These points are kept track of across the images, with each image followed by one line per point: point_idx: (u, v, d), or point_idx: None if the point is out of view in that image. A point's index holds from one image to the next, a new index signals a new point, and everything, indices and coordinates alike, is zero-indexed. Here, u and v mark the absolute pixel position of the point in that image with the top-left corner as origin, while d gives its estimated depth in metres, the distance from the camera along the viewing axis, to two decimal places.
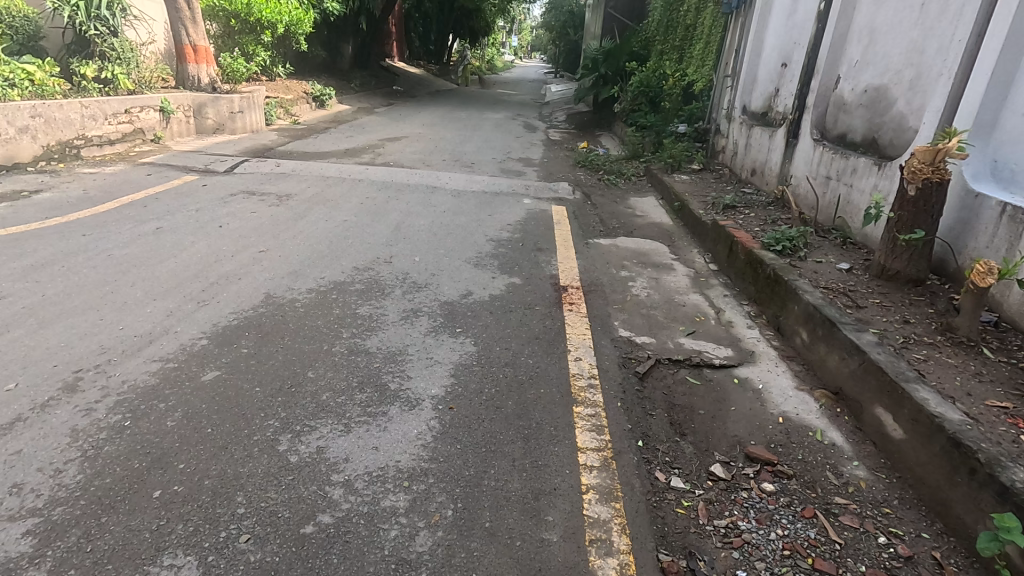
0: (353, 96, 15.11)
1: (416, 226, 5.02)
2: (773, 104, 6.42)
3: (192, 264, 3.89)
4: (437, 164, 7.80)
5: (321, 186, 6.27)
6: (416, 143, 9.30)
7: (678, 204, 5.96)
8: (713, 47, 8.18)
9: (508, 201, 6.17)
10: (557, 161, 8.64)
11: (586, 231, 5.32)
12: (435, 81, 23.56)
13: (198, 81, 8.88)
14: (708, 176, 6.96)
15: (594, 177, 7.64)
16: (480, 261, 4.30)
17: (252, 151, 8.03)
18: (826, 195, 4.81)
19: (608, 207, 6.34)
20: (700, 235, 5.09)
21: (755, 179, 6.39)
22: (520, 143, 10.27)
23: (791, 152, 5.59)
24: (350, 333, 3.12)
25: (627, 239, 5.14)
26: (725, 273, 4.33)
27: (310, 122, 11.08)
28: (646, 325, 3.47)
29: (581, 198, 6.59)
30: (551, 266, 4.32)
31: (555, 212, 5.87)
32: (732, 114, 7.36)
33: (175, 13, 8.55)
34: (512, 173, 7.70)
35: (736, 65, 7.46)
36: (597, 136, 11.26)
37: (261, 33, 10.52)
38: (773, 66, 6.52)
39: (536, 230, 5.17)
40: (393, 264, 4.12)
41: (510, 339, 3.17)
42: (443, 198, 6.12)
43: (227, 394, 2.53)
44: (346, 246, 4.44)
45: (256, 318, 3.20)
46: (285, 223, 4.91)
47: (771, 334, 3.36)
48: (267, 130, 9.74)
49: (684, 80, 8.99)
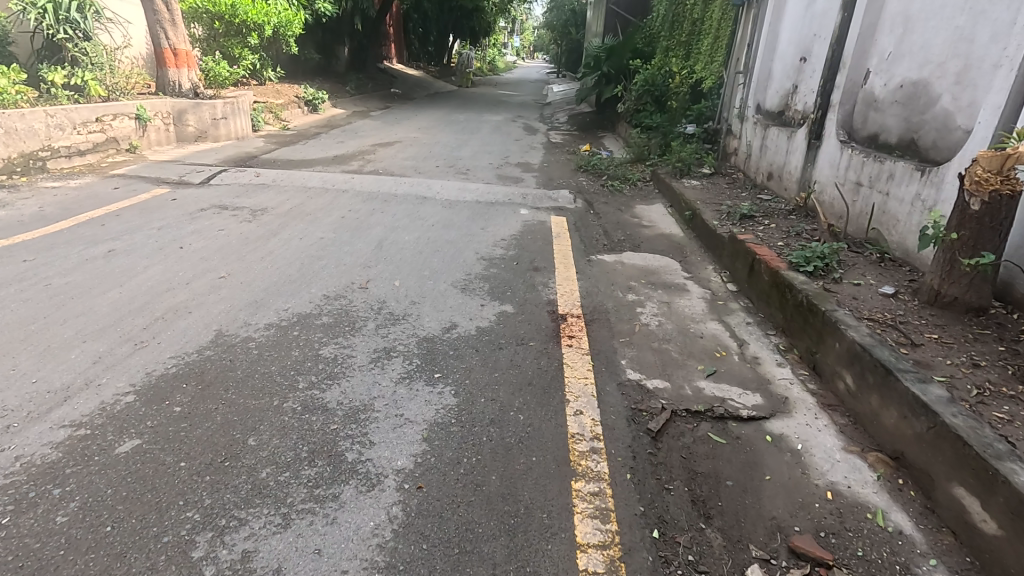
0: (348, 99, 14.65)
1: (400, 244, 4.53)
2: (790, 102, 5.89)
3: (138, 294, 3.42)
4: (429, 171, 7.33)
5: (301, 198, 5.80)
6: (409, 149, 8.83)
7: (689, 213, 5.44)
8: (722, 42, 7.66)
9: (503, 212, 5.67)
10: (557, 166, 8.14)
11: (588, 245, 4.82)
12: (435, 82, 23.12)
13: (178, 86, 8.45)
14: (720, 181, 6.44)
15: (597, 183, 7.13)
16: (467, 285, 3.81)
17: (234, 160, 7.58)
18: (857, 204, 4.29)
19: (611, 217, 5.83)
20: (715, 249, 4.57)
21: (772, 184, 5.87)
22: (520, 146, 9.79)
23: (814, 154, 5.07)
24: (308, 382, 2.64)
25: (633, 255, 4.63)
26: (746, 294, 3.82)
27: (300, 128, 10.63)
28: (658, 364, 2.96)
29: (582, 207, 6.08)
30: (548, 289, 3.82)
31: (555, 223, 5.37)
32: (745, 114, 6.83)
33: (153, 15, 8.12)
34: (509, 179, 7.21)
35: (748, 61, 6.94)
36: (601, 138, 10.76)
37: (247, 35, 10.09)
38: (790, 60, 5.99)
39: (532, 245, 4.68)
40: (369, 290, 3.64)
41: (498, 387, 2.67)
42: (433, 208, 5.63)
43: (143, 472, 2.06)
44: (319, 268, 3.96)
45: (199, 364, 2.73)
46: (254, 242, 4.43)
47: (806, 375, 2.85)
48: (254, 136, 9.30)
49: (691, 78, 8.48)
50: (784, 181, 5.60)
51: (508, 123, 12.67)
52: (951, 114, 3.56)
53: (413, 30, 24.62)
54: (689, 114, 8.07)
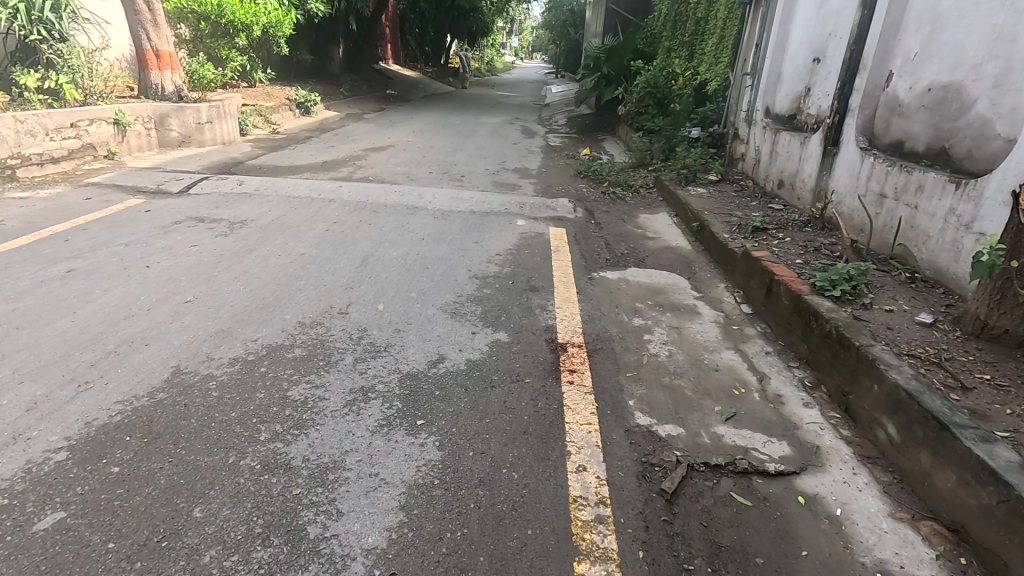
0: (342, 101, 14.31)
1: (386, 260, 4.20)
2: (803, 106, 5.57)
3: (91, 322, 3.08)
4: (422, 178, 6.99)
5: (284, 208, 5.46)
6: (402, 154, 8.50)
7: (697, 224, 5.11)
8: (728, 42, 7.33)
9: (499, 222, 5.34)
10: (556, 172, 7.80)
11: (589, 261, 4.49)
12: (432, 84, 22.78)
13: (161, 89, 8.11)
14: (728, 188, 6.11)
15: (598, 191, 6.79)
16: (457, 309, 3.47)
17: (218, 166, 7.25)
18: (881, 216, 3.96)
19: (614, 227, 5.50)
20: (727, 265, 4.24)
21: (784, 192, 5.55)
22: (517, 150, 9.46)
23: (830, 162, 4.74)
24: (272, 432, 2.30)
25: (637, 272, 4.30)
26: (763, 318, 3.49)
27: (290, 132, 10.30)
28: (670, 404, 2.63)
29: (583, 217, 5.75)
30: (546, 314, 3.48)
31: (553, 235, 5.04)
32: (753, 117, 6.51)
33: (133, 15, 7.78)
34: (506, 186, 6.88)
35: (756, 62, 6.62)
36: (601, 142, 10.43)
37: (235, 36, 9.75)
38: (802, 62, 5.67)
39: (530, 260, 4.35)
40: (348, 316, 3.31)
41: (490, 436, 2.34)
42: (424, 219, 5.30)
43: (61, 558, 1.72)
44: (296, 289, 3.63)
45: (149, 410, 2.39)
46: (228, 259, 4.10)
47: (838, 418, 2.52)
48: (241, 141, 8.98)
49: (695, 80, 8.15)
50: (797, 190, 5.28)
51: (506, 126, 12.33)
52: (990, 121, 3.24)
53: (409, 30, 24.27)
54: (693, 117, 7.74)
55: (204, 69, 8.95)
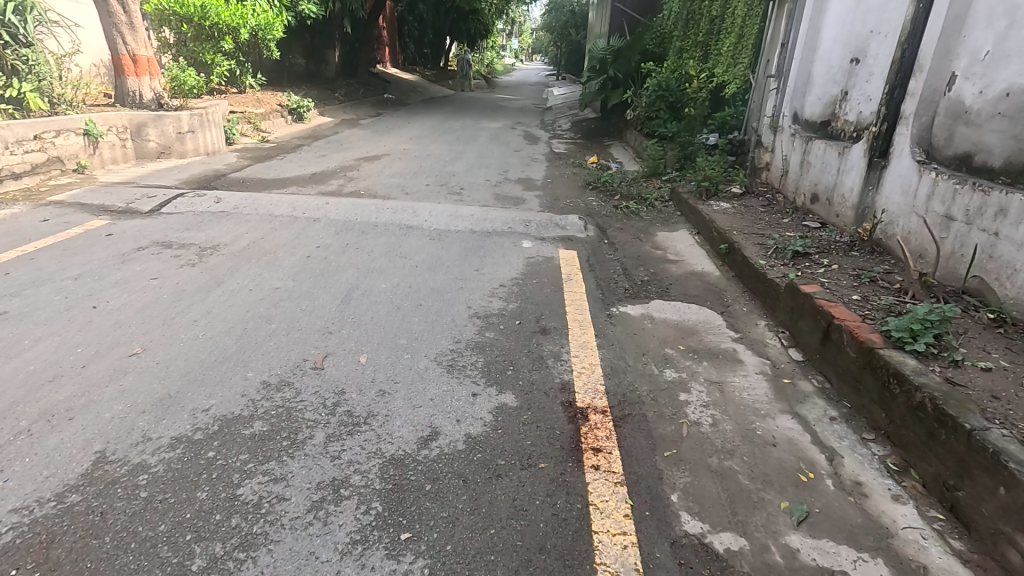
0: (336, 106, 13.78)
1: (373, 295, 3.65)
2: (840, 111, 5.00)
3: (9, 386, 2.53)
4: (418, 192, 6.43)
5: (263, 229, 4.92)
6: (396, 164, 7.94)
7: (725, 246, 4.55)
8: (748, 41, 6.77)
9: (502, 245, 4.78)
10: (563, 182, 7.25)
11: (606, 292, 3.93)
12: (431, 87, 22.23)
13: (139, 96, 7.58)
14: (754, 203, 5.55)
15: (609, 205, 6.23)
16: (455, 361, 2.91)
17: (197, 180, 6.71)
18: (948, 242, 3.40)
19: (630, 249, 4.94)
20: (766, 299, 3.68)
21: (819, 208, 4.99)
22: (520, 158, 8.91)
23: (878, 176, 4.19)
24: (209, 558, 1.75)
25: (663, 306, 3.74)
26: (819, 368, 2.93)
27: (280, 140, 9.76)
28: (724, 501, 2.07)
29: (595, 236, 5.19)
30: (560, 365, 2.92)
31: (564, 259, 4.49)
32: (780, 124, 5.94)
33: (108, 18, 7.24)
34: (510, 200, 6.32)
35: (781, 63, 6.05)
36: (608, 148, 9.87)
37: (220, 40, 9.25)
38: (837, 63, 5.10)
39: (539, 292, 3.79)
40: (324, 373, 2.76)
41: (498, 560, 1.78)
42: (419, 241, 4.75)
43: None
44: (264, 336, 3.08)
45: (53, 522, 1.85)
46: (191, 296, 3.54)
47: (944, 523, 1.97)
48: (227, 151, 8.46)
49: (711, 82, 7.58)
50: (836, 206, 4.72)
51: (507, 131, 11.79)
52: None
53: (408, 32, 23.72)
54: (711, 123, 7.18)
55: (185, 74, 8.39)
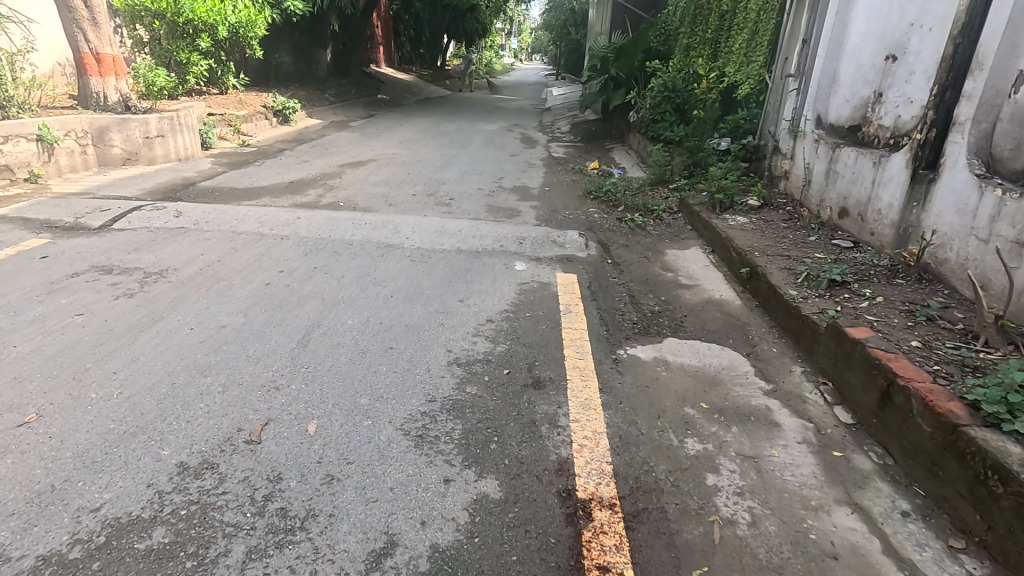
0: (326, 108, 13.23)
1: (335, 335, 3.08)
2: (873, 116, 4.44)
3: None
4: (402, 203, 5.87)
5: (222, 249, 4.35)
6: (383, 170, 7.37)
7: (747, 269, 3.97)
8: (763, 37, 6.20)
9: (492, 267, 4.21)
10: (561, 191, 6.68)
11: (611, 328, 3.37)
12: (426, 86, 21.65)
13: (103, 98, 7.02)
14: (773, 216, 4.99)
15: (612, 217, 5.66)
16: (425, 430, 2.35)
17: (162, 190, 6.15)
18: (1022, 274, 2.84)
19: (638, 271, 4.37)
20: (801, 338, 3.12)
21: (851, 224, 4.42)
22: (516, 163, 8.35)
23: (925, 190, 3.61)
24: None
25: (679, 346, 3.17)
26: (877, 438, 2.36)
27: (262, 143, 9.20)
28: None
29: (597, 255, 4.63)
30: (556, 435, 2.36)
31: (562, 285, 3.93)
32: (800, 128, 5.38)
33: (67, 13, 6.66)
34: (503, 213, 5.75)
35: (801, 61, 5.48)
36: (610, 153, 9.30)
37: (196, 38, 8.68)
38: (869, 60, 4.54)
39: (532, 330, 3.23)
40: (261, 449, 2.20)
41: None
42: (398, 263, 4.19)
43: None
44: (194, 396, 2.51)
45: None
46: (118, 336, 2.98)
47: None
48: (202, 156, 7.90)
49: (722, 82, 7.01)
50: (870, 223, 4.16)
51: (503, 134, 11.23)
52: None
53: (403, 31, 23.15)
54: (723, 126, 6.62)
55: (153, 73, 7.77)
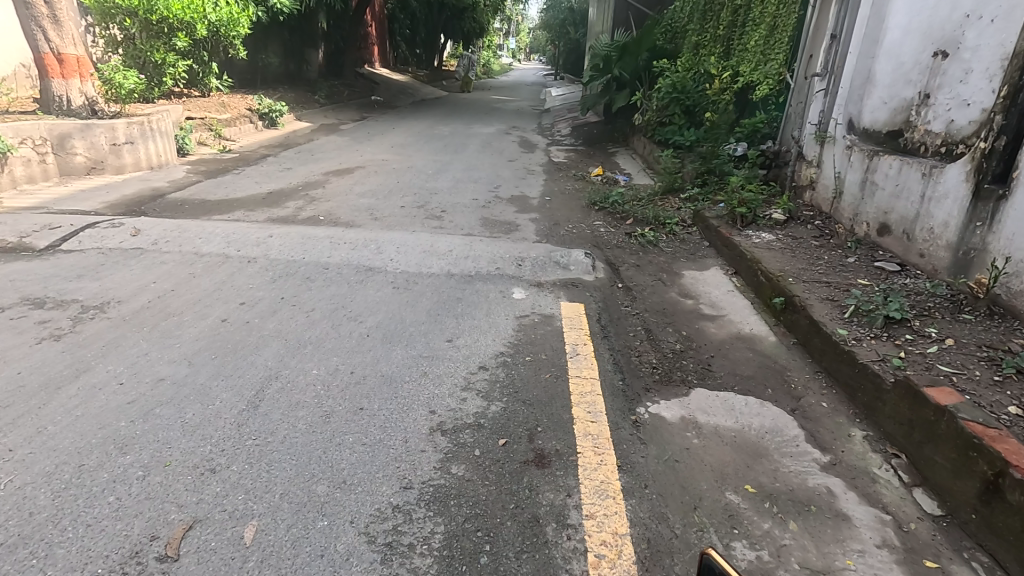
0: (316, 110, 12.68)
1: (295, 391, 2.55)
2: (920, 120, 3.91)
3: None
4: (389, 217, 5.33)
5: (179, 274, 3.81)
6: (370, 179, 6.84)
7: (781, 299, 3.43)
8: (783, 33, 5.67)
9: (487, 295, 3.68)
10: (563, 201, 6.15)
11: (627, 375, 2.83)
12: (423, 87, 21.12)
13: (67, 102, 6.48)
14: (802, 231, 4.46)
15: (620, 232, 5.14)
16: (397, 536, 1.82)
17: (127, 202, 5.60)
18: None
19: (653, 298, 3.84)
20: (858, 391, 2.59)
21: (895, 243, 3.89)
22: (514, 170, 7.81)
23: (992, 208, 3.09)
24: None
25: (710, 401, 2.65)
26: (983, 543, 1.84)
27: (244, 149, 8.66)
28: None
29: (605, 278, 4.09)
30: (566, 540, 1.83)
31: (568, 318, 3.40)
32: (828, 133, 4.85)
33: (25, 10, 6.11)
34: (500, 227, 5.22)
35: (828, 58, 4.95)
36: (614, 157, 8.77)
37: (173, 36, 8.14)
38: (912, 57, 4.01)
39: (533, 381, 2.69)
40: (177, 571, 1.66)
41: None
42: (379, 291, 3.66)
43: None
44: (104, 484, 1.97)
45: None
46: (27, 397, 2.43)
47: None
48: (177, 163, 7.36)
49: (736, 82, 6.48)
50: (919, 242, 3.64)
51: (501, 137, 10.69)
52: None
53: (399, 31, 22.63)
54: (739, 130, 6.09)
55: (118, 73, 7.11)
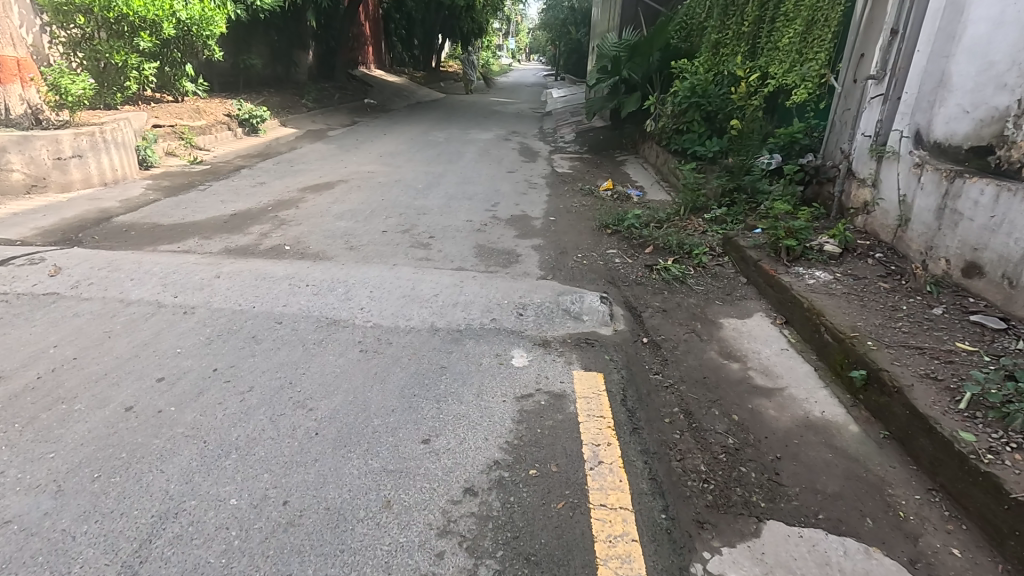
0: (303, 115, 11.91)
1: (194, 543, 1.76)
2: (1021, 135, 3.12)
3: None
4: (367, 246, 4.55)
5: (92, 333, 3.02)
6: (352, 196, 6.06)
7: (860, 370, 2.65)
8: (825, 28, 4.88)
9: (479, 360, 2.89)
10: (570, 223, 5.37)
11: (670, 498, 2.06)
12: (419, 88, 20.34)
13: (4, 111, 5.71)
14: (863, 269, 3.67)
15: (638, 264, 4.35)
16: None
17: (64, 228, 4.83)
18: None
19: (689, 361, 3.05)
20: (1011, 538, 1.81)
21: (991, 289, 3.11)
22: (514, 183, 7.03)
23: None
24: None
25: (793, 547, 1.86)
26: None
27: (217, 160, 7.89)
28: None
29: (626, 332, 3.30)
30: None
31: (582, 396, 2.62)
32: (888, 147, 4.05)
33: None
34: (497, 258, 4.42)
35: (886, 57, 4.14)
36: (624, 168, 7.99)
37: (135, 36, 7.37)
38: (1007, 56, 3.21)
39: (540, 519, 1.90)
40: None
41: None
42: (341, 357, 2.87)
43: None
44: None
45: None
46: None
47: None
48: (137, 179, 6.58)
49: (766, 85, 5.70)
50: None
51: (500, 145, 9.91)
52: None
53: (395, 32, 22.19)
54: (773, 141, 5.31)
55: (66, 78, 6.15)
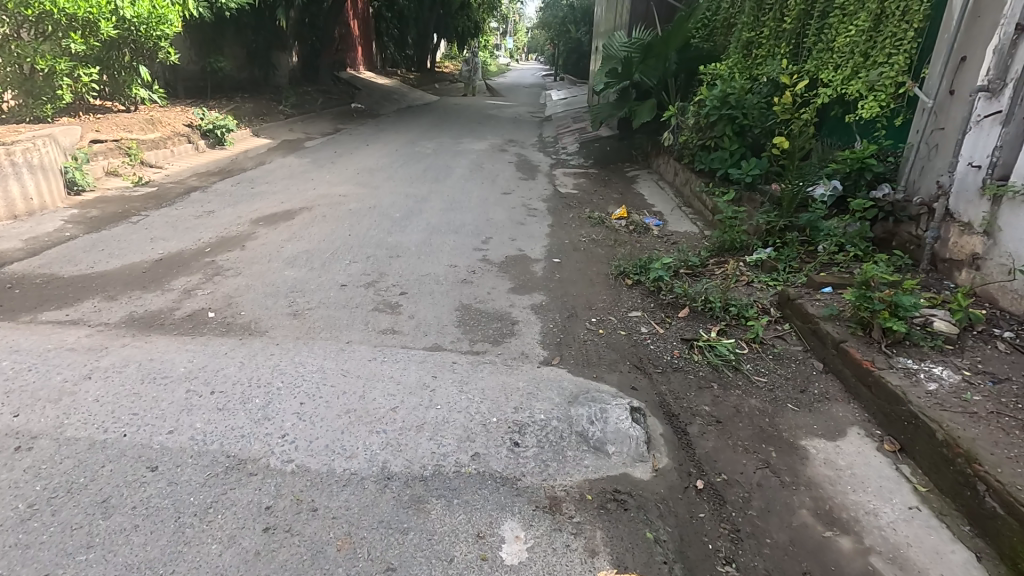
0: (278, 123, 10.82)
1: None
2: None
3: None
4: (316, 310, 3.49)
5: None
6: (312, 230, 4.99)
7: None
8: (900, 24, 3.82)
9: (450, 549, 1.83)
10: (578, 269, 4.30)
11: None
12: (411, 91, 19.27)
13: None
14: (997, 362, 2.61)
15: (671, 337, 3.29)
16: None
17: None
18: None
19: (772, 534, 1.99)
20: None
21: None
22: (510, 208, 5.96)
23: None
24: None
25: None
26: None
27: (166, 181, 6.80)
28: None
29: (671, 472, 2.24)
30: None
31: None
32: (1011, 183, 2.96)
33: None
34: (485, 328, 3.36)
35: (1008, 62, 3.06)
36: (637, 186, 6.94)
37: (65, 38, 6.37)
38: None
39: None
40: None
41: None
42: (229, 550, 1.80)
43: None
44: None
45: None
46: None
47: None
48: (58, 209, 5.50)
49: (817, 94, 4.65)
50: None
51: (495, 157, 8.85)
52: None
53: (385, 29, 21.01)
54: (833, 165, 4.24)
55: None
